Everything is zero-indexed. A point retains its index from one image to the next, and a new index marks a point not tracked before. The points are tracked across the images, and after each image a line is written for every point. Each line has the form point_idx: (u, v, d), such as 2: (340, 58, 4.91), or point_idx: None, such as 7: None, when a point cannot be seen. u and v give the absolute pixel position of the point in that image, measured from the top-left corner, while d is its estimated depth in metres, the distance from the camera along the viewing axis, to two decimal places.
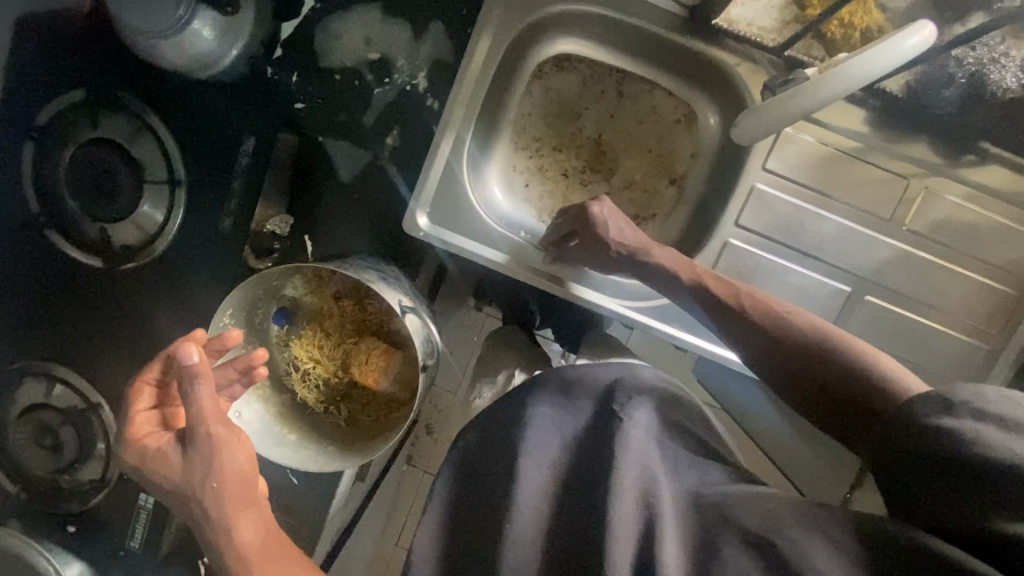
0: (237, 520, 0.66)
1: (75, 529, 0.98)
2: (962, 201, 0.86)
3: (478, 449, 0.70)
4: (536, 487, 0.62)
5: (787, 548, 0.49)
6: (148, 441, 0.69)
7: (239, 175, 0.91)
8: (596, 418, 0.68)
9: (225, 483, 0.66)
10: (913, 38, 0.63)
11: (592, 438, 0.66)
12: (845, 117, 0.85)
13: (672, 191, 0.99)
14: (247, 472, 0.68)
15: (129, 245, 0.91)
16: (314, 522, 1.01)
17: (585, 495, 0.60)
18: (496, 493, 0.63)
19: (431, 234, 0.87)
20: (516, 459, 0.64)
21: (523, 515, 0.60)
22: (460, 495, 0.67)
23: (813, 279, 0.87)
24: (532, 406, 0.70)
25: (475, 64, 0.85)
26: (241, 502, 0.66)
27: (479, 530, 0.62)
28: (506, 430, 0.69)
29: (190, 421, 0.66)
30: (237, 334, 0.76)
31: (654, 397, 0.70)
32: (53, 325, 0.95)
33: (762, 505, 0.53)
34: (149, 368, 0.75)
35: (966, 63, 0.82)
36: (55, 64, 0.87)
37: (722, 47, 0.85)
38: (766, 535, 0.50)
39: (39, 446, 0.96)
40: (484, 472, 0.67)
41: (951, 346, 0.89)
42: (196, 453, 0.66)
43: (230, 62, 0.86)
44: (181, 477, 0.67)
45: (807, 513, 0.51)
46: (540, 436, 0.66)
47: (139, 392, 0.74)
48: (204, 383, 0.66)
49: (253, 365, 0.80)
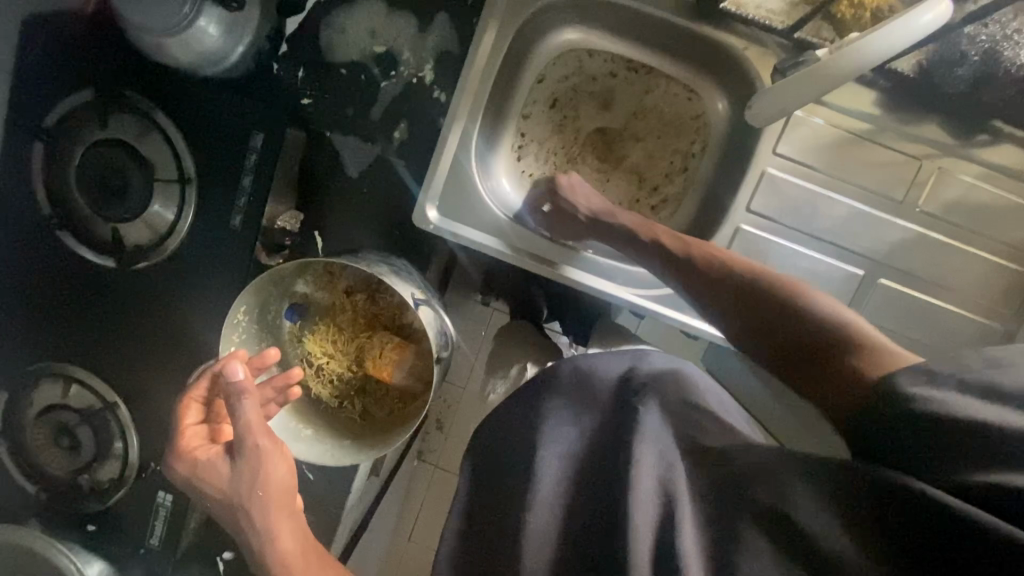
0: (279, 529, 0.67)
1: (95, 527, 1.00)
2: (975, 180, 0.85)
3: (496, 442, 0.70)
4: (557, 479, 0.62)
5: (803, 521, 0.49)
6: (199, 453, 0.71)
7: (247, 172, 0.90)
8: (612, 408, 0.66)
9: (270, 491, 0.68)
10: (926, 14, 0.62)
11: (609, 432, 0.64)
12: (855, 98, 0.84)
13: (681, 178, 0.99)
14: (289, 483, 0.69)
15: (141, 245, 0.91)
16: (332, 515, 1.02)
17: (605, 489, 0.59)
18: (515, 486, 0.63)
19: (442, 227, 0.87)
20: (535, 452, 0.64)
21: (542, 509, 0.60)
22: (481, 488, 0.67)
23: (824, 262, 0.87)
24: (547, 401, 0.69)
25: (482, 55, 0.84)
26: (283, 511, 0.68)
27: (499, 516, 0.63)
28: (520, 424, 0.69)
29: (237, 434, 0.69)
30: (276, 352, 0.81)
31: (670, 381, 0.67)
32: (67, 326, 0.95)
33: (766, 471, 0.53)
34: (195, 385, 0.77)
35: (978, 41, 0.80)
36: (62, 66, 0.87)
37: (729, 31, 0.84)
38: (782, 510, 0.50)
39: (57, 446, 0.97)
40: (500, 465, 0.67)
41: (965, 327, 0.89)
42: (244, 464, 0.68)
43: (237, 59, 0.86)
44: (229, 486, 0.68)
45: (818, 483, 0.50)
46: (558, 430, 0.66)
47: (186, 408, 0.77)
48: (249, 398, 0.69)
49: (289, 384, 0.83)
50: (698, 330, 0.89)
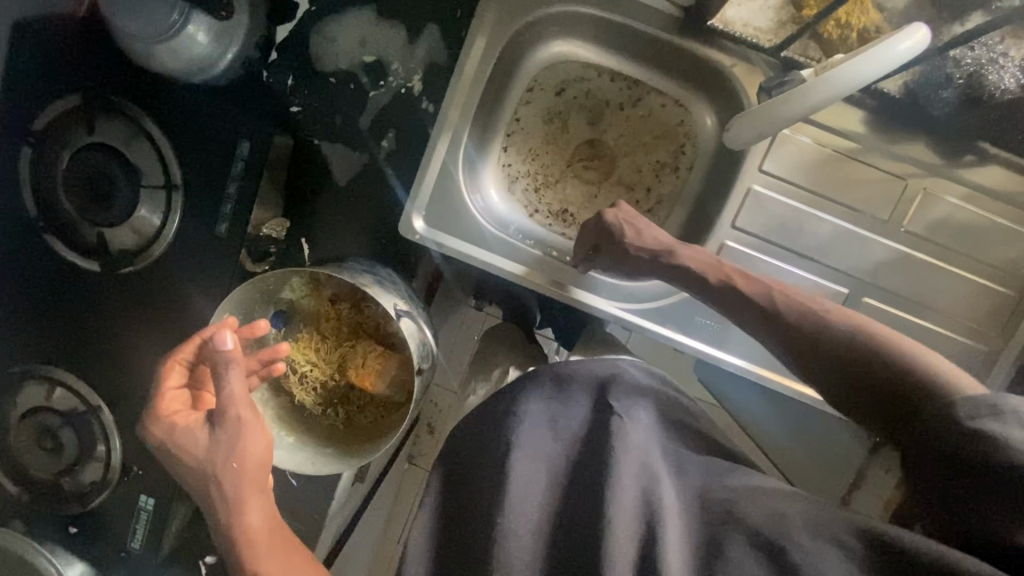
0: (248, 504, 0.68)
1: (77, 529, 1.00)
2: (960, 202, 0.85)
3: (469, 445, 0.68)
4: (534, 483, 0.61)
5: (798, 557, 0.50)
6: (178, 419, 0.71)
7: (234, 178, 0.90)
8: (593, 417, 0.67)
9: (244, 465, 0.68)
10: (906, 41, 0.62)
11: (590, 438, 0.64)
12: (842, 117, 0.84)
13: (668, 193, 0.99)
14: (266, 460, 0.70)
15: (126, 250, 0.91)
16: (314, 522, 1.02)
17: (585, 496, 0.59)
18: (488, 492, 0.62)
19: (427, 237, 0.87)
20: (508, 455, 0.62)
21: (521, 518, 0.59)
22: (452, 492, 0.66)
23: (810, 280, 0.87)
24: (525, 403, 0.68)
25: (469, 67, 0.85)
26: (255, 488, 0.69)
27: (470, 519, 0.62)
28: (496, 426, 0.67)
29: (220, 403, 0.69)
30: (267, 324, 0.81)
31: (655, 397, 0.70)
32: (53, 328, 0.95)
33: (769, 505, 0.54)
34: (181, 348, 0.75)
35: (965, 63, 0.81)
36: (49, 70, 0.87)
37: (717, 47, 0.85)
38: (777, 542, 0.51)
39: (41, 447, 0.97)
40: (475, 469, 0.65)
41: (949, 348, 0.89)
42: (222, 435, 0.68)
43: (225, 66, 0.86)
44: (204, 457, 0.68)
45: (820, 525, 0.52)
46: (535, 434, 0.65)
47: (169, 370, 0.75)
48: (237, 369, 0.69)
49: (274, 360, 0.84)
50: (680, 345, 0.89)
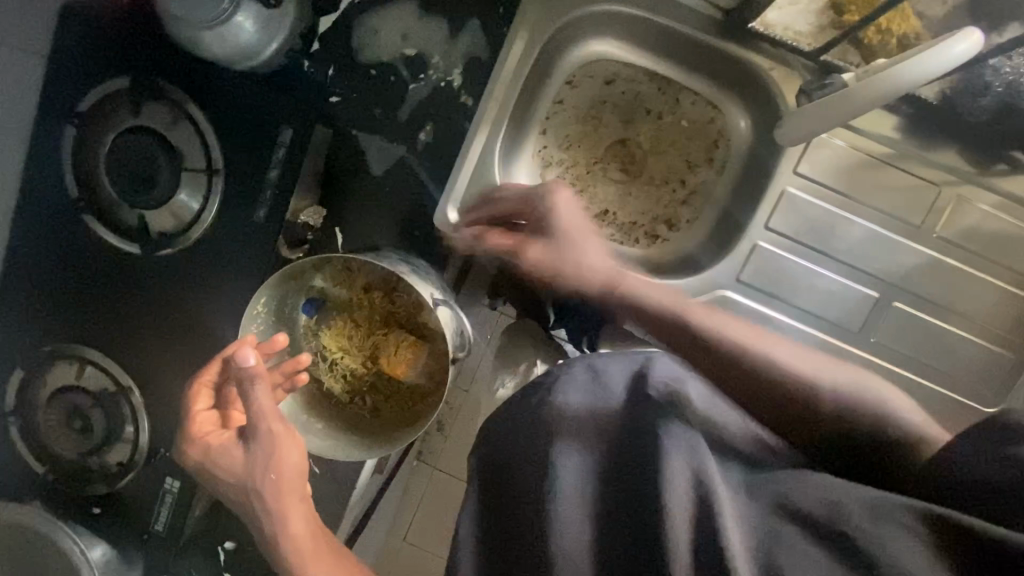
0: (288, 512, 0.71)
1: (101, 510, 1.00)
2: (992, 210, 0.86)
3: (508, 437, 0.69)
4: (579, 471, 0.62)
5: (862, 541, 0.50)
6: (211, 439, 0.74)
7: (275, 164, 0.92)
8: (630, 403, 0.67)
9: (282, 476, 0.71)
10: (958, 45, 0.63)
11: (630, 424, 0.64)
12: (877, 123, 0.86)
13: (699, 193, 0.99)
14: (302, 469, 0.72)
15: (165, 232, 0.91)
16: (337, 506, 1.04)
17: (634, 482, 0.59)
18: (533, 483, 0.63)
19: (463, 229, 0.88)
20: (551, 447, 0.64)
21: (567, 503, 0.60)
22: (497, 481, 0.67)
23: (840, 283, 0.88)
24: (559, 394, 0.69)
25: (510, 64, 0.86)
26: (292, 496, 0.71)
27: (519, 512, 0.63)
28: (533, 419, 0.68)
29: (252, 418, 0.71)
30: (285, 338, 0.82)
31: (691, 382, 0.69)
32: (86, 309, 0.96)
33: (823, 493, 0.54)
34: (205, 371, 0.79)
35: (1003, 72, 0.80)
36: (97, 53, 0.88)
37: (757, 50, 0.86)
38: (837, 526, 0.51)
39: (69, 427, 0.98)
40: (515, 457, 0.67)
41: (977, 355, 0.89)
42: (257, 448, 0.71)
43: (269, 55, 0.87)
44: (242, 472, 0.71)
45: (878, 507, 0.51)
46: (573, 424, 0.66)
47: (197, 394, 0.78)
48: (262, 384, 0.70)
49: (297, 370, 0.85)
50: None
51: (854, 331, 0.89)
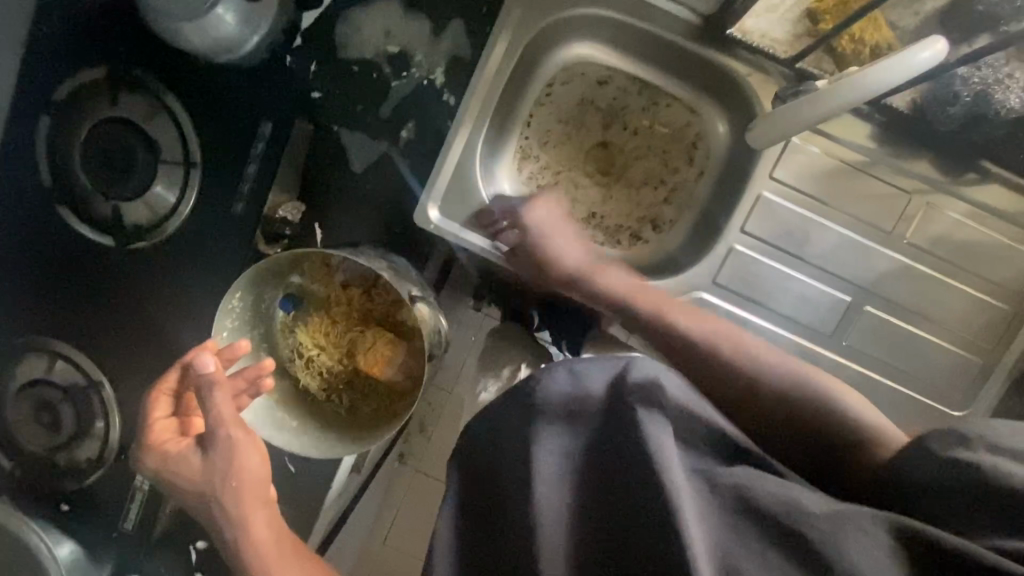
0: (251, 518, 0.72)
1: (69, 507, 0.98)
2: (962, 217, 0.88)
3: (484, 452, 0.66)
4: (561, 494, 0.60)
5: (824, 547, 0.51)
6: (170, 446, 0.74)
7: (254, 159, 0.92)
8: (609, 417, 0.62)
9: (243, 482, 0.72)
10: (925, 52, 0.64)
11: (609, 440, 0.61)
12: (852, 130, 0.87)
13: (678, 197, 1.00)
14: (262, 475, 0.73)
15: (140, 225, 0.90)
16: (312, 507, 1.02)
17: (619, 503, 0.58)
18: (514, 507, 0.61)
19: (442, 227, 0.88)
20: (531, 470, 0.60)
21: (554, 528, 0.58)
22: (474, 493, 0.66)
23: (814, 287, 0.89)
24: (537, 413, 0.62)
25: (492, 63, 0.87)
26: (255, 502, 0.72)
27: (501, 535, 0.62)
28: (509, 436, 0.64)
29: (209, 426, 0.72)
30: (247, 343, 0.80)
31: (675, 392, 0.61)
32: (58, 302, 0.95)
33: (787, 498, 0.54)
34: (164, 378, 0.77)
35: (972, 82, 0.82)
36: (74, 41, 0.87)
37: (735, 57, 0.87)
38: (798, 529, 0.52)
39: (38, 421, 0.96)
40: (494, 474, 0.64)
41: (946, 360, 0.91)
42: (216, 454, 0.72)
43: (252, 48, 0.87)
44: (202, 479, 0.72)
45: (840, 510, 0.53)
46: (553, 444, 0.61)
47: (156, 400, 0.77)
48: (221, 391, 0.72)
49: (262, 374, 0.82)
50: None
51: (827, 334, 0.91)
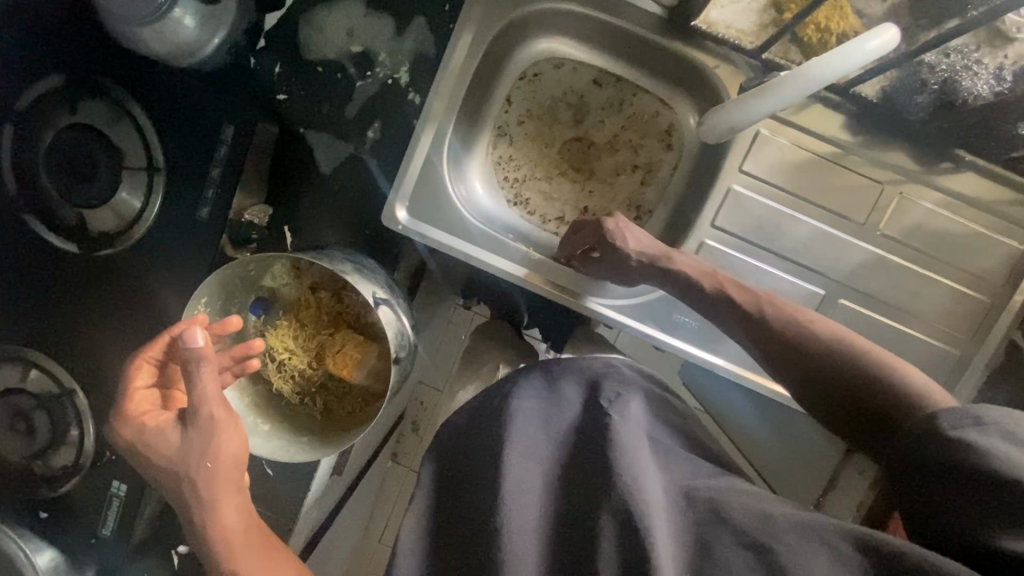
0: (223, 503, 0.67)
1: (48, 515, 0.98)
2: (935, 207, 0.86)
3: (460, 444, 0.69)
4: (530, 481, 0.61)
5: (784, 556, 0.50)
6: (147, 419, 0.70)
7: (218, 163, 0.90)
8: (585, 415, 0.67)
9: (220, 464, 0.67)
10: (874, 40, 0.64)
11: (581, 436, 0.65)
12: (822, 120, 0.86)
13: (652, 192, 0.99)
14: (241, 459, 0.69)
15: (107, 231, 0.91)
16: (289, 513, 1.01)
17: (586, 494, 0.59)
18: (484, 491, 0.61)
19: (410, 227, 0.87)
20: (504, 451, 0.62)
21: (519, 509, 0.58)
22: (446, 484, 0.67)
23: (787, 281, 0.88)
24: (515, 400, 0.68)
25: (456, 60, 0.86)
26: (229, 488, 0.68)
27: (468, 522, 0.61)
28: (488, 426, 0.68)
29: (192, 402, 0.68)
30: (239, 321, 0.80)
31: (644, 391, 0.71)
32: (29, 311, 0.95)
33: (752, 505, 0.54)
34: (149, 347, 0.74)
35: (938, 69, 0.81)
36: (33, 49, 0.86)
37: (701, 49, 0.86)
38: (761, 540, 0.51)
39: (13, 430, 0.96)
40: (471, 457, 0.66)
41: (924, 352, 0.90)
42: (196, 433, 0.67)
43: (211, 53, 0.86)
44: (177, 455, 0.67)
45: (805, 520, 0.52)
46: (528, 430, 0.65)
47: (137, 369, 0.73)
48: (209, 366, 0.68)
49: (248, 356, 0.83)
50: (660, 342, 0.90)
51: None
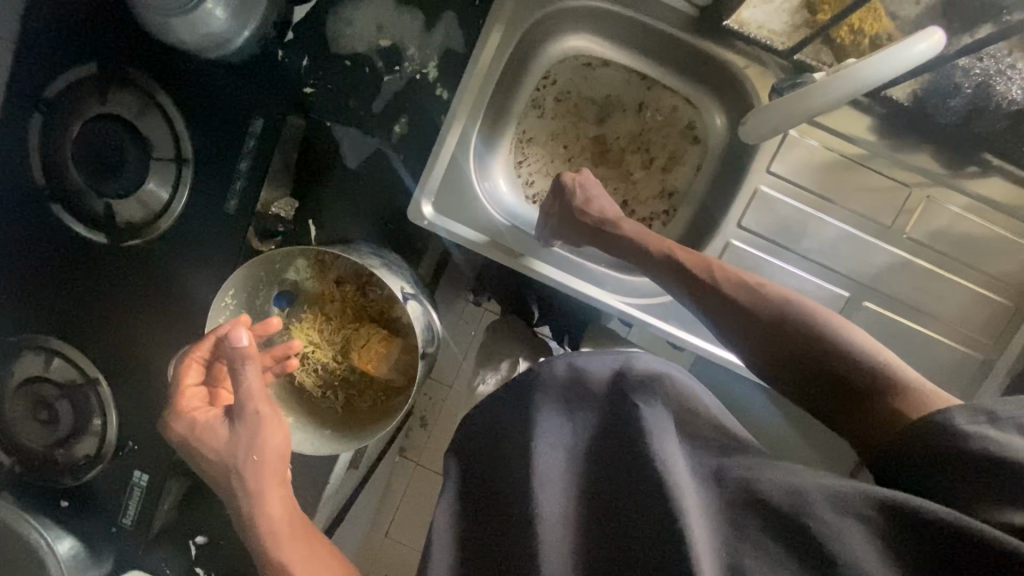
0: (268, 495, 0.68)
1: (68, 503, 0.99)
2: (962, 211, 0.86)
3: (487, 436, 0.69)
4: (558, 476, 0.61)
5: (832, 544, 0.48)
6: (198, 415, 0.71)
7: (246, 156, 0.91)
8: (609, 406, 0.65)
9: (265, 458, 0.69)
10: (921, 44, 0.64)
11: (608, 429, 0.64)
12: (852, 123, 0.86)
13: (675, 192, 0.99)
14: (285, 452, 0.70)
15: (134, 222, 0.91)
16: (310, 504, 1.02)
17: (617, 488, 0.59)
18: (514, 489, 0.61)
19: (436, 223, 0.87)
20: (531, 448, 0.63)
21: (549, 515, 0.58)
22: (477, 473, 0.67)
23: (812, 282, 0.88)
24: (540, 397, 0.67)
25: (485, 57, 0.86)
26: (274, 480, 0.69)
27: (500, 515, 0.62)
28: (514, 420, 0.68)
29: (238, 399, 0.69)
30: (281, 322, 0.80)
31: (672, 381, 0.64)
32: (54, 299, 0.95)
33: (787, 482, 0.52)
34: (196, 346, 0.75)
35: (973, 73, 0.83)
36: (66, 39, 0.86)
37: (733, 49, 0.86)
38: (801, 521, 0.50)
39: (35, 419, 0.96)
40: (494, 460, 0.66)
41: (946, 355, 0.90)
42: (242, 427, 0.69)
43: (242, 42, 0.86)
44: (225, 451, 0.69)
45: (840, 497, 0.50)
46: (555, 427, 0.65)
47: (186, 368, 0.75)
48: (253, 365, 0.69)
49: (288, 356, 0.83)
50: (684, 341, 0.90)
51: None
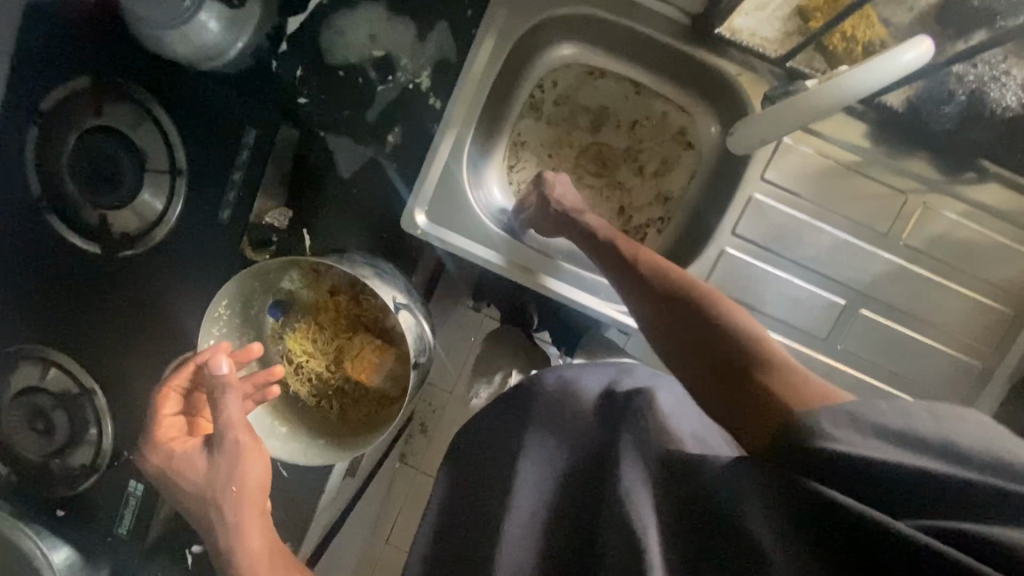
0: (247, 527, 0.68)
1: (64, 513, 0.99)
2: (959, 218, 0.85)
3: (479, 445, 0.71)
4: (538, 485, 0.64)
5: (769, 550, 0.47)
6: (176, 445, 0.71)
7: (239, 167, 0.91)
8: (597, 420, 0.68)
9: (244, 489, 0.69)
10: (910, 53, 0.63)
11: (594, 442, 0.66)
12: (846, 130, 0.85)
13: (670, 199, 0.99)
14: (265, 482, 0.70)
15: (129, 232, 0.91)
16: (305, 515, 1.01)
17: (592, 497, 0.61)
18: (498, 496, 0.65)
19: (430, 233, 0.87)
20: (518, 459, 0.66)
21: (522, 522, 0.61)
22: (467, 479, 0.70)
23: (808, 290, 0.88)
24: (534, 409, 0.70)
25: (478, 67, 0.86)
26: (253, 510, 0.69)
27: (483, 518, 0.65)
28: (508, 429, 0.70)
29: (218, 428, 0.70)
30: (260, 348, 0.81)
31: (655, 400, 0.66)
32: (51, 309, 0.95)
33: (738, 484, 0.53)
34: (175, 375, 0.76)
35: (967, 80, 0.82)
36: (62, 52, 0.87)
37: (724, 57, 0.85)
38: (748, 533, 0.49)
39: (32, 429, 0.97)
40: (482, 467, 0.69)
41: (944, 362, 0.89)
42: (221, 458, 0.69)
43: (236, 54, 0.86)
44: (203, 482, 0.69)
45: (786, 500, 0.49)
46: (543, 438, 0.67)
47: (164, 399, 0.75)
48: (233, 394, 0.71)
49: (270, 382, 0.81)
50: None
51: (822, 337, 0.89)
